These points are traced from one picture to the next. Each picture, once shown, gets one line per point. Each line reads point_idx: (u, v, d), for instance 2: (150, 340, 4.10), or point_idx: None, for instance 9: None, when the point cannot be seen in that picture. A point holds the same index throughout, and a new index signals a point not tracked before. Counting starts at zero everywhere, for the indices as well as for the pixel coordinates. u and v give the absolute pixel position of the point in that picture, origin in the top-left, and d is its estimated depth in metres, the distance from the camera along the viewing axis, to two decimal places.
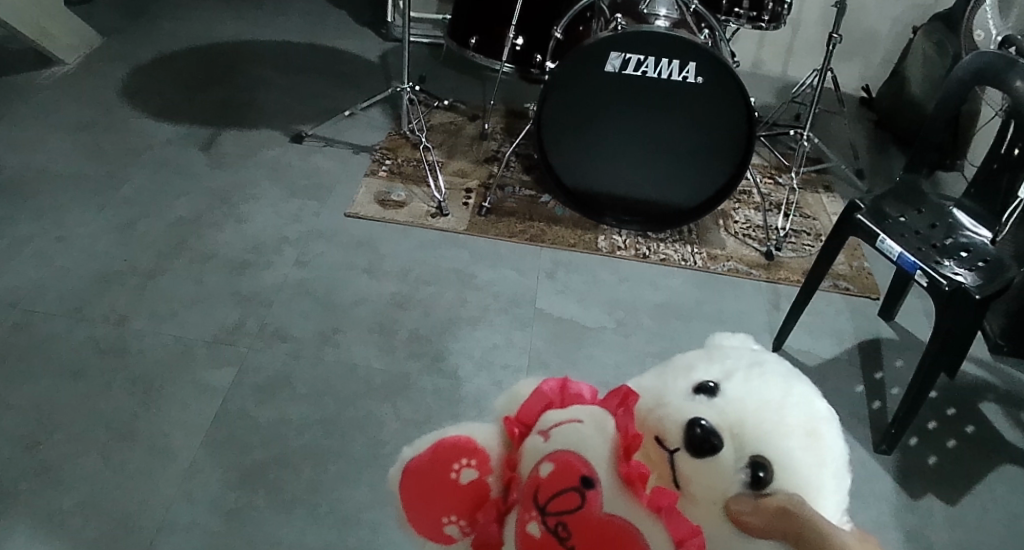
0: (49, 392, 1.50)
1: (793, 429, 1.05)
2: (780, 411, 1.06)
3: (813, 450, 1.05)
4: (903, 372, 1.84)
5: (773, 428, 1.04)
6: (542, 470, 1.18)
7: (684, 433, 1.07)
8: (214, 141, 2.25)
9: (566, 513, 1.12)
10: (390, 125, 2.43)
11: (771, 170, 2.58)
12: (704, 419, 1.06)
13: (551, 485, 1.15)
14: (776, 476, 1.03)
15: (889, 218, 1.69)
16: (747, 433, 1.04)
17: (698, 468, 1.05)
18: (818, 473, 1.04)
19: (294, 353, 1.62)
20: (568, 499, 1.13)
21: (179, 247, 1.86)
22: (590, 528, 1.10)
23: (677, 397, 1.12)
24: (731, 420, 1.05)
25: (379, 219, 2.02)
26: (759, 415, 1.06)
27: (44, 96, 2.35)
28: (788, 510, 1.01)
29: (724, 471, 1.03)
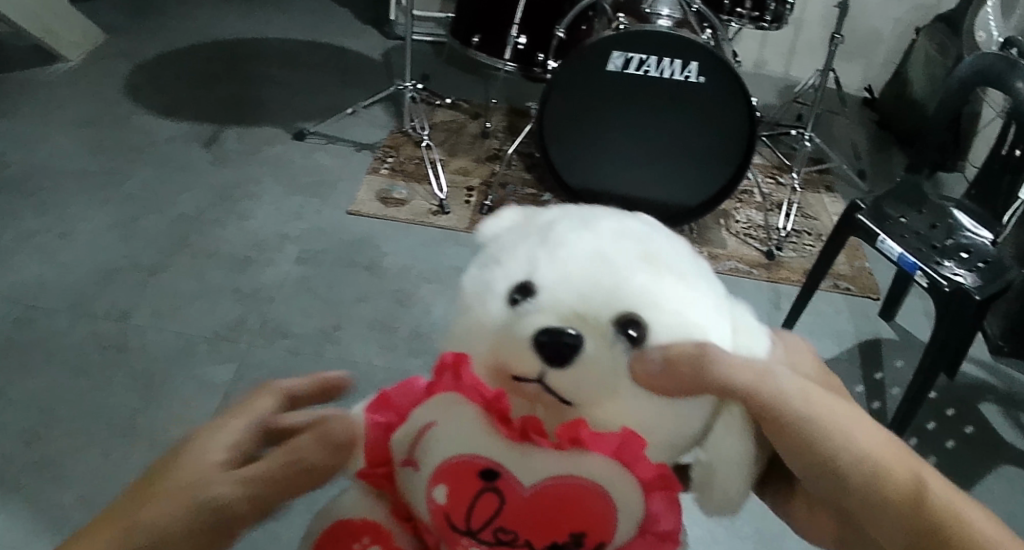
0: (51, 388, 1.50)
1: (626, 260, 0.70)
2: (602, 252, 0.70)
3: (662, 269, 0.70)
4: (903, 372, 1.84)
5: (610, 276, 0.68)
6: (435, 502, 0.68)
7: (530, 352, 0.67)
8: (217, 138, 2.26)
9: (502, 525, 0.66)
10: (392, 123, 2.44)
11: (773, 170, 2.59)
12: (537, 329, 0.67)
13: (454, 514, 0.67)
14: (654, 320, 0.68)
15: (890, 219, 1.69)
16: (595, 297, 0.68)
17: (570, 381, 0.66)
18: (687, 288, 0.71)
19: (295, 350, 1.63)
20: (488, 505, 0.66)
21: (182, 243, 1.87)
22: (557, 518, 0.66)
23: (497, 329, 0.69)
24: (569, 303, 0.68)
25: (381, 216, 2.02)
26: (598, 268, 0.69)
27: (48, 92, 2.36)
28: (700, 357, 0.67)
29: (602, 364, 0.66)
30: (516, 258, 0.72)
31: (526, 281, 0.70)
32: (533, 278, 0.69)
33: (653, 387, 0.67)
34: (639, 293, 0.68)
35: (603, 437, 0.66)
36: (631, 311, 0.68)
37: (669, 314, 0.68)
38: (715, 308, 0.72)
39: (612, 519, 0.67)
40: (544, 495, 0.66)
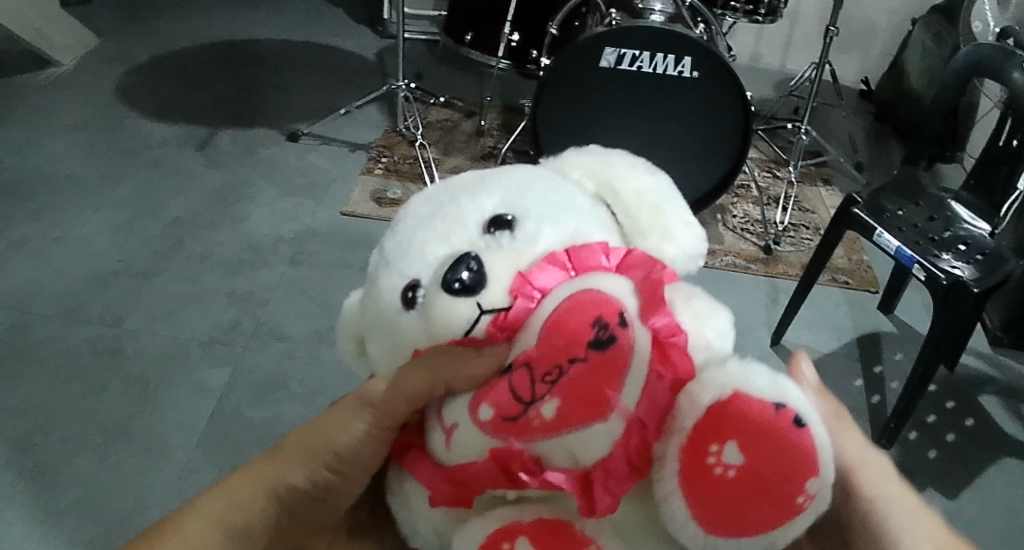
0: (45, 394, 1.50)
1: (452, 199, 0.73)
2: (434, 212, 0.73)
3: (474, 183, 0.75)
4: (902, 365, 1.84)
5: (449, 211, 0.72)
6: (489, 419, 0.65)
7: (453, 303, 0.67)
8: (210, 141, 2.25)
9: (541, 374, 0.64)
10: (386, 122, 2.43)
11: (770, 164, 2.58)
12: (443, 285, 0.68)
13: (500, 408, 0.65)
14: (499, 199, 0.72)
15: (886, 212, 1.68)
16: (458, 235, 0.70)
17: (496, 283, 0.68)
18: (507, 178, 0.75)
19: (290, 352, 1.62)
20: (520, 372, 0.65)
21: (176, 247, 1.86)
22: (571, 333, 0.64)
23: (413, 329, 0.70)
24: (444, 253, 0.70)
25: (375, 217, 2.01)
26: (443, 221, 0.71)
27: (41, 97, 2.35)
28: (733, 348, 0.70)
29: (500, 251, 0.69)
30: (387, 283, 0.73)
31: (404, 285, 0.71)
32: (405, 277, 0.71)
33: (573, 224, 0.72)
34: (494, 194, 0.72)
35: (545, 273, 0.68)
36: (492, 208, 0.71)
37: (529, 192, 0.73)
38: (529, 173, 0.76)
39: (607, 298, 0.65)
40: (548, 328, 0.65)
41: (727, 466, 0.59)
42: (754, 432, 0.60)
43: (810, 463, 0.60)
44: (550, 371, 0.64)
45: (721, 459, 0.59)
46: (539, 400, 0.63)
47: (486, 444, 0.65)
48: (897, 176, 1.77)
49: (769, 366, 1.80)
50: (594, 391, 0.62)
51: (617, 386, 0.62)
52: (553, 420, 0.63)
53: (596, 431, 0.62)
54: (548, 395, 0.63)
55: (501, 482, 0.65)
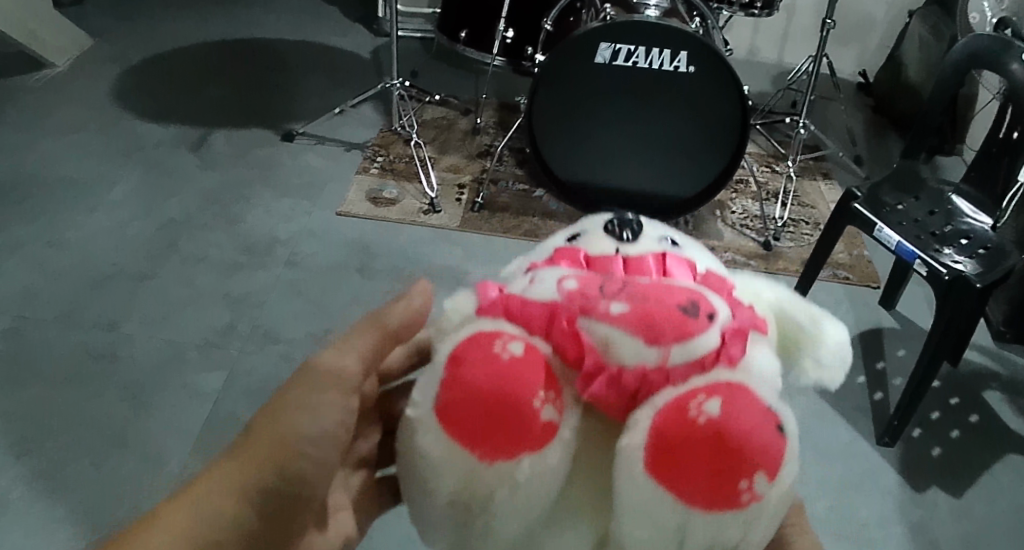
0: (39, 398, 1.48)
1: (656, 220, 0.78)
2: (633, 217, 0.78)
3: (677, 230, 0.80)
4: (905, 362, 1.82)
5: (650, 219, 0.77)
6: (566, 286, 0.65)
7: (605, 238, 0.71)
8: (205, 141, 2.23)
9: (636, 288, 0.64)
10: (381, 121, 2.41)
11: (768, 158, 2.57)
12: (611, 234, 0.72)
13: (587, 286, 0.64)
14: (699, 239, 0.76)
15: (887, 206, 1.66)
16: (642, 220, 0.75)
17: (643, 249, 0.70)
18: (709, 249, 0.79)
19: (286, 355, 1.61)
20: (614, 281, 0.65)
21: (170, 249, 1.84)
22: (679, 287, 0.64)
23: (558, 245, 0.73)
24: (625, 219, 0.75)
25: (371, 217, 2.00)
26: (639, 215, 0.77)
27: (35, 99, 2.33)
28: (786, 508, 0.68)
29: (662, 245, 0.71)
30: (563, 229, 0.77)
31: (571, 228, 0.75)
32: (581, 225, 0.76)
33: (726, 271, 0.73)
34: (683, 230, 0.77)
35: (682, 263, 0.69)
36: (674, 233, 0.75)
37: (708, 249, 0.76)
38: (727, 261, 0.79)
39: (718, 301, 0.65)
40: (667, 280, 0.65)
41: (702, 416, 0.59)
42: (743, 415, 0.59)
43: (774, 466, 0.60)
44: (647, 293, 0.63)
45: (701, 407, 0.59)
46: (614, 298, 0.63)
47: (552, 297, 0.64)
48: (898, 170, 1.75)
49: None
50: (663, 318, 0.62)
51: (681, 334, 0.61)
52: (618, 314, 0.62)
53: (633, 342, 0.61)
54: (624, 298, 0.63)
55: (533, 329, 0.64)
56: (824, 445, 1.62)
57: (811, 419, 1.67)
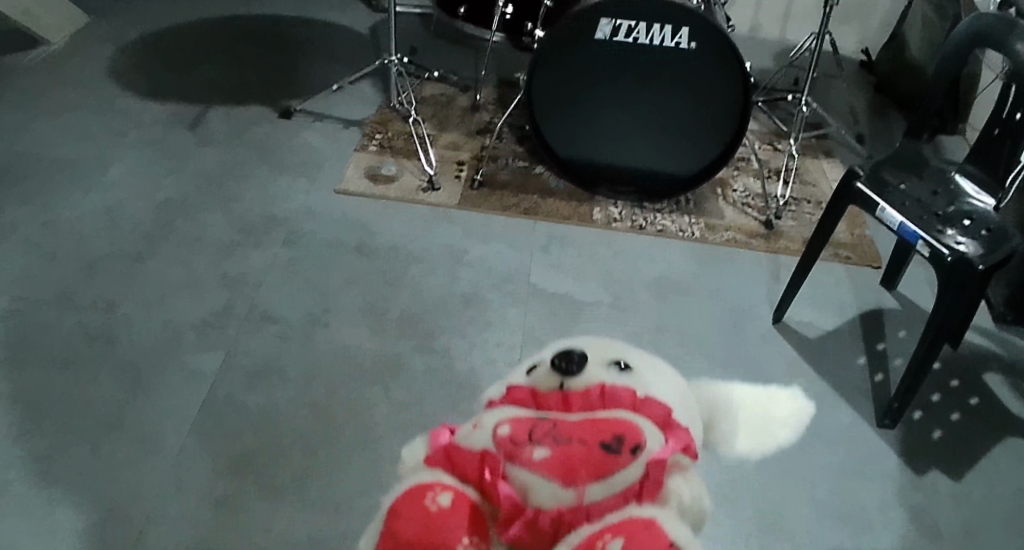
0: (36, 381, 1.48)
1: None
2: None
3: None
4: (906, 343, 1.82)
5: None
6: None
7: None
8: (202, 120, 2.21)
9: None
10: (380, 99, 2.38)
11: (770, 136, 2.55)
12: None
13: None
14: None
15: (890, 186, 1.65)
16: None
17: None
18: None
19: (284, 336, 1.61)
20: None
21: (168, 229, 1.83)
22: None
23: None
24: None
25: (369, 195, 1.99)
26: None
27: (29, 77, 2.31)
28: None
29: None
30: None
31: None
32: None
33: None
34: None
35: None
36: None
37: None
38: None
39: None
40: None
41: None
42: None
43: None
44: None
45: None
46: None
47: None
48: (901, 150, 1.74)
49: (772, 345, 1.78)
50: None
51: None
52: None
53: None
54: None
55: None
56: (824, 428, 1.62)
57: (811, 401, 1.66)
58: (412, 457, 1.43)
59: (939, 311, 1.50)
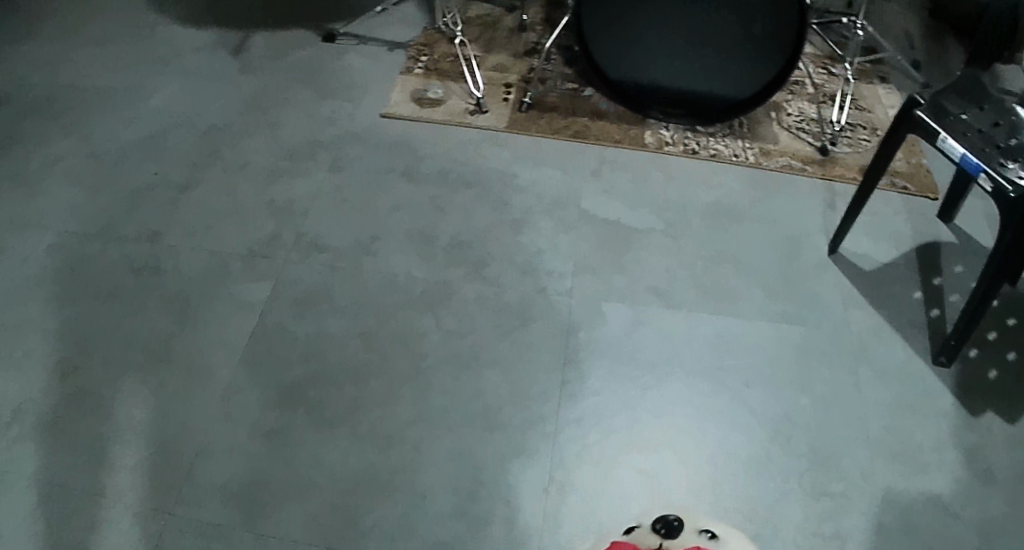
0: (86, 314, 1.48)
1: None
2: None
3: None
4: (963, 279, 1.73)
5: None
6: None
7: None
8: (243, 44, 2.15)
9: None
10: (425, 19, 2.29)
11: (825, 60, 2.41)
12: None
13: None
14: None
15: (950, 114, 1.53)
16: None
17: None
18: None
19: (331, 265, 1.58)
20: None
21: (211, 157, 1.79)
22: None
23: None
24: None
25: (415, 119, 1.92)
26: None
27: (67, 5, 2.26)
28: None
29: None
30: None
31: None
32: None
33: None
34: None
35: None
36: None
37: None
38: None
39: None
40: None
41: None
42: None
43: None
44: None
45: None
46: None
47: None
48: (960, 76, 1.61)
49: (830, 276, 1.70)
50: None
51: None
52: None
53: None
54: None
55: None
56: (880, 364, 1.55)
57: (867, 336, 1.60)
58: (459, 392, 1.40)
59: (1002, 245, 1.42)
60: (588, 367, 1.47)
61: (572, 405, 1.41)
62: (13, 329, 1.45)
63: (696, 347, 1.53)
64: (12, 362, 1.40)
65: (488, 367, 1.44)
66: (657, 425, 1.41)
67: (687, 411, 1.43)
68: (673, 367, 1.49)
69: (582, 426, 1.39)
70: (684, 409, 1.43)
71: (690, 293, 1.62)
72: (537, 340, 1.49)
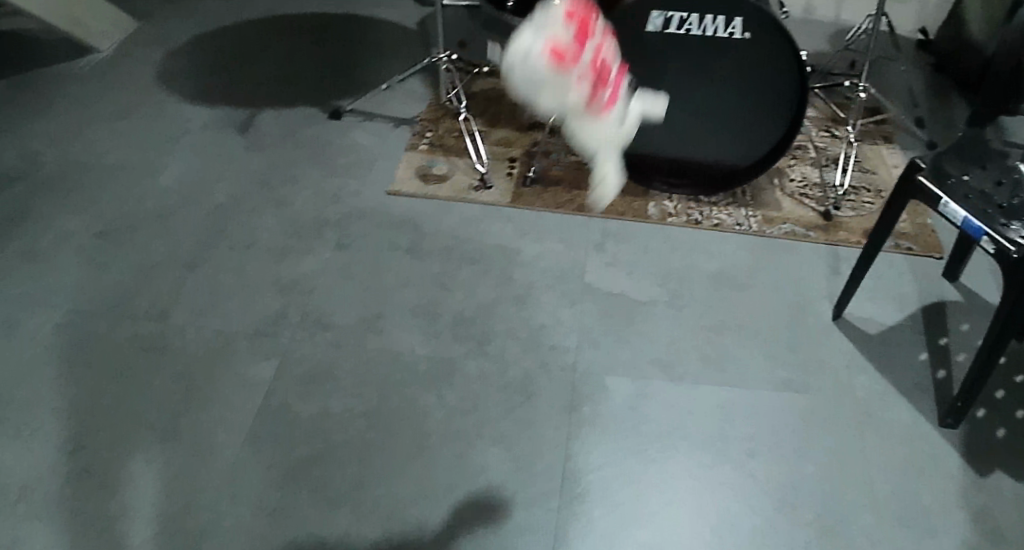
0: (95, 392, 1.51)
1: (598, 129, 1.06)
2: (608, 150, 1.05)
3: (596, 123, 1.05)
4: (970, 338, 1.74)
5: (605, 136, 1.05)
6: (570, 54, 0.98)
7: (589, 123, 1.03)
8: (252, 123, 2.22)
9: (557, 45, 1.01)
10: (429, 95, 2.36)
11: (828, 123, 2.44)
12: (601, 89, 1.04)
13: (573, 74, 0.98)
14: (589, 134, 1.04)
15: (950, 177, 1.55)
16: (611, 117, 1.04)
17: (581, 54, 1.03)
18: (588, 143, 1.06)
19: (336, 343, 1.61)
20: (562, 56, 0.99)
21: (220, 235, 1.84)
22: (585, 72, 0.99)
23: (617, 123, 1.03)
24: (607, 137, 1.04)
25: (420, 196, 1.97)
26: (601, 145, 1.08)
27: (81, 87, 2.35)
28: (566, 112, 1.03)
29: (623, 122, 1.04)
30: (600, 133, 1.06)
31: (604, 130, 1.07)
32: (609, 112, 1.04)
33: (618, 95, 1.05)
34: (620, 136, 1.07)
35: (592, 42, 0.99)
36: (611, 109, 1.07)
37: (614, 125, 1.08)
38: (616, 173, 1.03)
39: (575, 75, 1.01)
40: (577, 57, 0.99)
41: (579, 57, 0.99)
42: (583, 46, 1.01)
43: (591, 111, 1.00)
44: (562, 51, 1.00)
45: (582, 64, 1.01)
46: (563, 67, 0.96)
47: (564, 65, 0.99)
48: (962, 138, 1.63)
49: (833, 342, 1.71)
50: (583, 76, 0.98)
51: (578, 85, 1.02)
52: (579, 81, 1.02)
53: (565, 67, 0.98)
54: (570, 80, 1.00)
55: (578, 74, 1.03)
56: (885, 428, 1.55)
57: (872, 400, 1.60)
58: (461, 467, 1.41)
59: (1005, 305, 1.42)
60: (592, 442, 1.47)
61: (577, 480, 1.41)
62: (23, 406, 1.48)
63: (699, 418, 1.53)
64: (22, 439, 1.43)
65: (492, 443, 1.45)
66: (661, 498, 1.41)
67: (690, 482, 1.43)
68: (676, 439, 1.49)
69: (586, 501, 1.39)
70: (687, 480, 1.44)
71: (693, 364, 1.63)
72: (539, 417, 1.50)
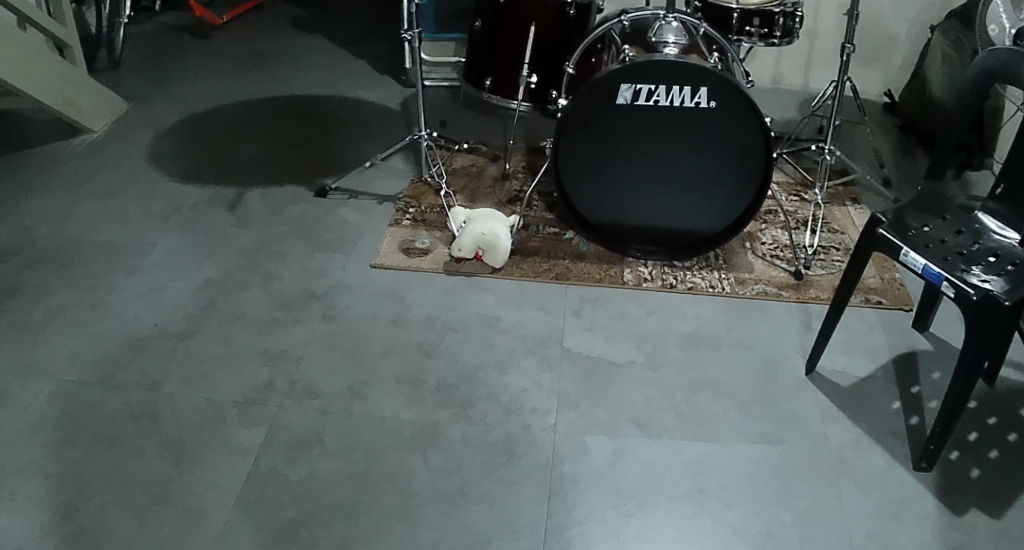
0: (86, 459, 1.53)
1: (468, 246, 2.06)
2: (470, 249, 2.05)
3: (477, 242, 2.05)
4: (940, 385, 1.80)
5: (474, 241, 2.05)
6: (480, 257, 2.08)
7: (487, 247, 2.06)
8: (240, 201, 2.30)
9: None
10: (412, 172, 2.46)
11: (797, 187, 2.55)
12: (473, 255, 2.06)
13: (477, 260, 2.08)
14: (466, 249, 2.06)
15: (912, 229, 1.63)
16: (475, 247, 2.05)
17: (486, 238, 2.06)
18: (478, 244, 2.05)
19: (323, 410, 1.65)
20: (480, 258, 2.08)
21: (209, 308, 1.90)
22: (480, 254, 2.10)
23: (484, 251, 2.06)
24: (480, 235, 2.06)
25: (404, 268, 2.05)
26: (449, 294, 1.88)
27: (73, 166, 2.43)
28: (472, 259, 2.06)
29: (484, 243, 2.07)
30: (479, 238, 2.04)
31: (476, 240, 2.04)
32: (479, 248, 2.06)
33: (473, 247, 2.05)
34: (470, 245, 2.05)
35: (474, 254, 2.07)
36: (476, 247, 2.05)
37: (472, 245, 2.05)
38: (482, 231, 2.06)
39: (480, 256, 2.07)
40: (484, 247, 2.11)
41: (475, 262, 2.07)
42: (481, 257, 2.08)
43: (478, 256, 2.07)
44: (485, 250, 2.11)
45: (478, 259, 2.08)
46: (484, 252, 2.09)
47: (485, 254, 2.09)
48: (921, 192, 1.72)
49: (806, 394, 1.77)
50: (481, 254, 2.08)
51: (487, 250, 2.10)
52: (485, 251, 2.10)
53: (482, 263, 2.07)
54: None
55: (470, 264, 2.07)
56: (861, 474, 1.60)
57: (847, 449, 1.65)
58: (448, 525, 1.45)
59: (969, 345, 1.49)
60: (573, 499, 1.51)
61: (559, 535, 1.45)
62: (14, 472, 1.51)
63: (677, 472, 1.58)
64: (13, 505, 1.45)
65: (476, 502, 1.49)
66: None
67: (672, 533, 1.47)
68: (656, 493, 1.53)
69: None
70: (669, 531, 1.47)
71: (670, 422, 1.68)
72: (524, 476, 1.54)
